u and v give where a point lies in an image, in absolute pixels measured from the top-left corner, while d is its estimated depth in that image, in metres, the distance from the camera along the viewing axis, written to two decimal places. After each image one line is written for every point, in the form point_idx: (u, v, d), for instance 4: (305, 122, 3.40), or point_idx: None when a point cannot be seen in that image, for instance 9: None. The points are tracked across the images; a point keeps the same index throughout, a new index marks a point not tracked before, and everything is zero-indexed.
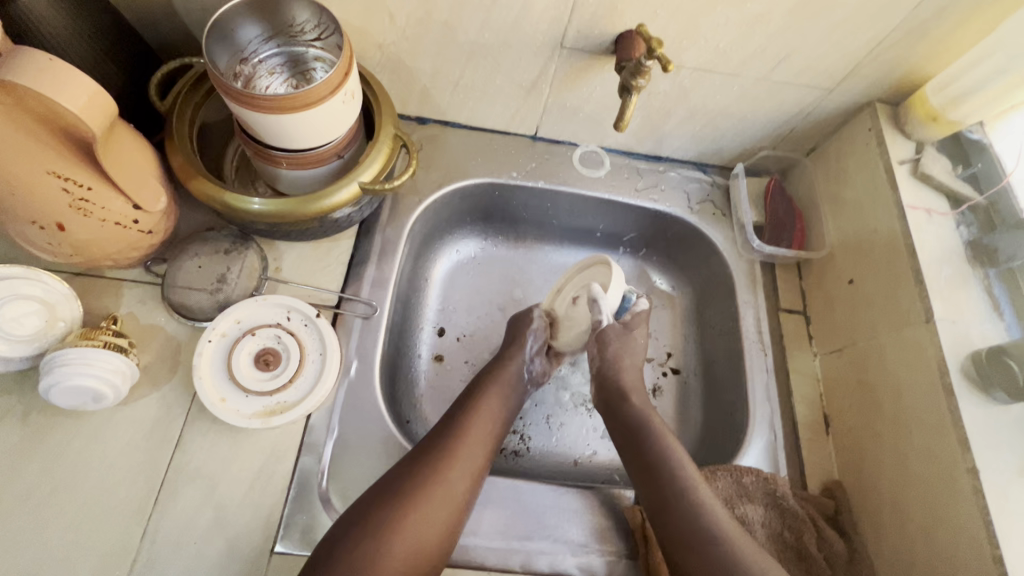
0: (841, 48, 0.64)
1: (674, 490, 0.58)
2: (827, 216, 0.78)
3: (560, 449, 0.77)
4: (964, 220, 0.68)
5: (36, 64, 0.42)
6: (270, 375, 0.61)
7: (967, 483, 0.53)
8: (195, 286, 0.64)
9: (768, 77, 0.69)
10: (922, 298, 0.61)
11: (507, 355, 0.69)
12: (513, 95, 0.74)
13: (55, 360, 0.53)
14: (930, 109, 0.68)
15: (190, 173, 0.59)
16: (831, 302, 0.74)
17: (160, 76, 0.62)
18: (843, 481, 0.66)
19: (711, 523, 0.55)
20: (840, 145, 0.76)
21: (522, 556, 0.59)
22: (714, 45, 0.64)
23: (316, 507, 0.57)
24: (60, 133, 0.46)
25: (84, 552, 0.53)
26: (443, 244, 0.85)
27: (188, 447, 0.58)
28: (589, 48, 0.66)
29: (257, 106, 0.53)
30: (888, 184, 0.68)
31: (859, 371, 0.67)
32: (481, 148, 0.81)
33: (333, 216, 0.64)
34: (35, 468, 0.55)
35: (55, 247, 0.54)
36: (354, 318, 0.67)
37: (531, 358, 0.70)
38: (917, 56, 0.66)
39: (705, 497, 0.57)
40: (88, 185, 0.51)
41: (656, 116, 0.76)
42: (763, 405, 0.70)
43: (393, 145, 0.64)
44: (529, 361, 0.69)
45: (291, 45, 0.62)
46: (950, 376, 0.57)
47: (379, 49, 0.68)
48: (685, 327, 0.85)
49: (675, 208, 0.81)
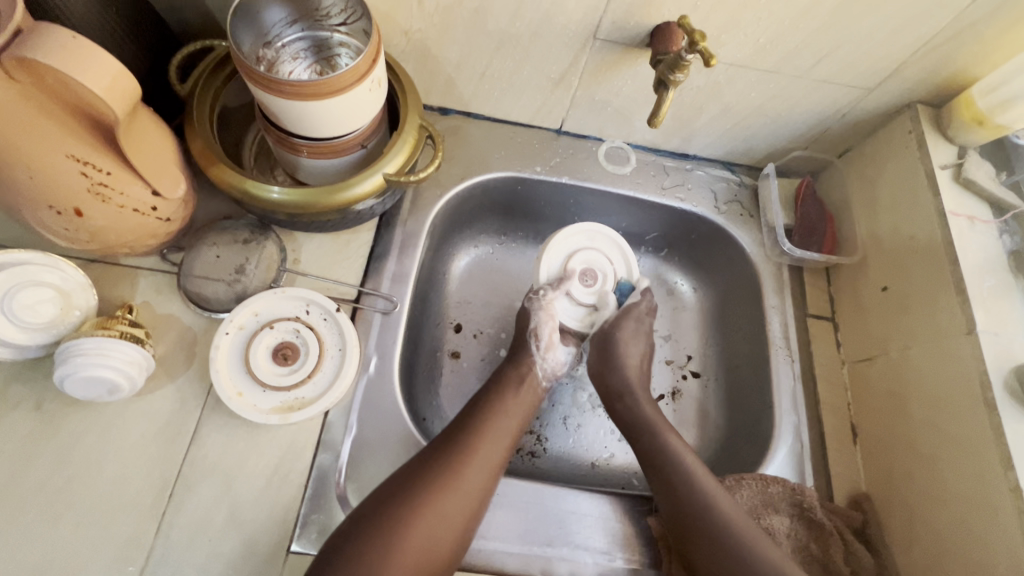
0: (886, 47, 0.62)
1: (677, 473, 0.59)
2: (860, 220, 0.75)
3: (577, 451, 0.75)
4: (1006, 228, 0.65)
5: (56, 41, 0.40)
6: (288, 370, 0.60)
7: (1009, 501, 0.51)
8: (212, 277, 0.63)
9: (807, 76, 0.66)
10: (964, 309, 0.59)
11: (520, 356, 0.67)
12: (540, 87, 0.72)
13: (70, 349, 0.51)
14: (975, 112, 0.65)
15: (210, 159, 0.57)
16: (862, 309, 0.72)
17: (181, 58, 0.59)
18: (871, 495, 0.64)
19: (702, 489, 0.58)
20: (877, 149, 0.74)
21: (542, 562, 0.58)
22: (754, 40, 0.62)
23: (334, 506, 0.56)
24: (78, 114, 0.44)
25: (97, 547, 0.51)
26: (462, 239, 0.83)
27: (203, 442, 0.56)
28: (624, 39, 0.64)
29: (282, 92, 0.51)
30: (929, 189, 0.66)
31: (891, 382, 0.65)
32: (505, 141, 0.79)
33: (355, 208, 0.62)
34: (49, 459, 0.53)
35: (72, 233, 0.52)
36: (373, 313, 0.65)
37: (541, 359, 0.67)
38: (964, 58, 0.63)
39: (692, 465, 0.60)
40: (107, 170, 0.49)
41: (688, 112, 0.73)
42: (790, 413, 0.68)
43: (417, 136, 0.61)
44: (541, 361, 0.67)
45: (316, 29, 0.60)
46: (992, 390, 0.55)
47: (405, 36, 0.65)
48: (707, 330, 0.83)
49: (701, 208, 0.79)
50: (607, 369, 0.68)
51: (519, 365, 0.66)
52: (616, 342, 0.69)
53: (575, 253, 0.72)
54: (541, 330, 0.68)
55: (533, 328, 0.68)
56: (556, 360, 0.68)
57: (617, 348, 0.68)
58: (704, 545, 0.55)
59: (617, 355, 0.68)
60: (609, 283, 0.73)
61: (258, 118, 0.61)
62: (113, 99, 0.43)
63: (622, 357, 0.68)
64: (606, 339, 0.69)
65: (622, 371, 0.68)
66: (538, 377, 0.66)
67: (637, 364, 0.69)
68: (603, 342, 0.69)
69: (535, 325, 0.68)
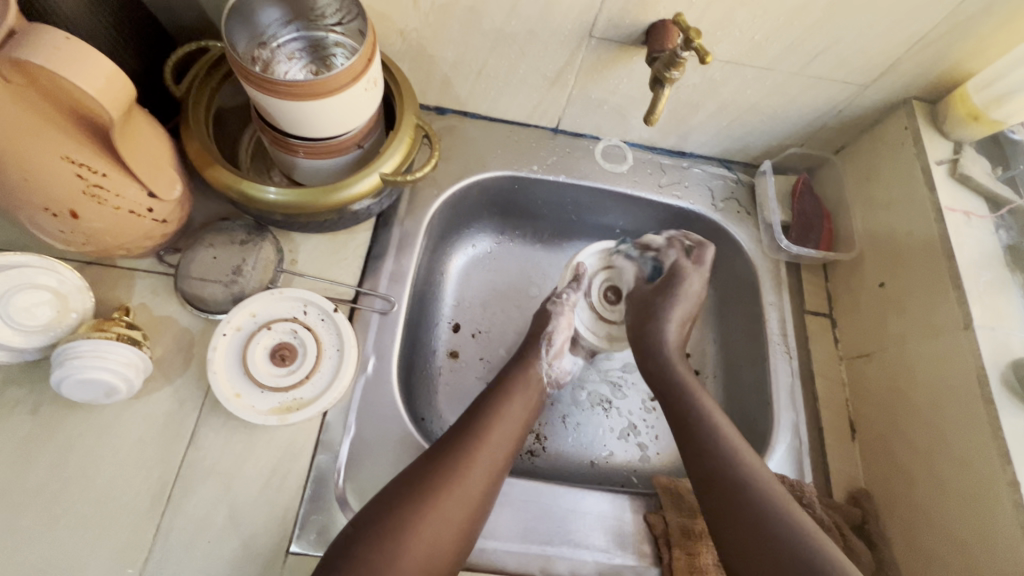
0: (881, 42, 0.62)
1: (715, 446, 0.58)
2: (857, 216, 0.75)
3: (576, 449, 0.75)
4: (1002, 223, 0.66)
5: (49, 43, 0.40)
6: (285, 371, 0.60)
7: (1007, 495, 0.52)
8: (209, 278, 0.62)
9: (803, 72, 0.66)
10: (961, 304, 0.59)
11: (528, 359, 0.67)
12: (537, 86, 0.72)
13: (67, 352, 0.51)
14: (971, 108, 0.65)
15: (207, 160, 0.57)
16: (859, 305, 0.72)
17: (176, 59, 0.59)
18: (870, 490, 0.64)
19: (739, 464, 0.56)
20: (873, 145, 0.74)
21: (542, 561, 0.58)
22: (750, 37, 0.62)
23: (333, 507, 0.56)
24: (72, 116, 0.44)
25: (95, 550, 0.51)
26: (459, 238, 0.83)
27: (201, 444, 0.56)
28: (619, 37, 0.64)
29: (278, 92, 0.51)
30: (925, 185, 0.66)
31: (889, 377, 0.66)
32: (502, 140, 0.79)
33: (352, 208, 0.62)
34: (45, 462, 0.53)
35: (68, 236, 0.52)
36: (371, 313, 0.65)
37: (549, 365, 0.67)
38: (959, 53, 0.63)
39: (736, 442, 0.59)
40: (103, 171, 0.49)
41: (685, 110, 0.73)
42: (788, 409, 0.68)
43: (414, 135, 0.61)
44: (549, 367, 0.67)
45: (312, 29, 0.60)
46: (989, 385, 0.55)
47: (400, 35, 0.65)
48: (706, 327, 0.83)
49: (698, 205, 0.79)
50: (649, 329, 0.68)
51: (526, 367, 0.65)
52: (675, 293, 0.69)
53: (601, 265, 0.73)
54: (552, 334, 0.68)
55: (548, 331, 0.68)
56: (560, 367, 0.69)
57: (674, 297, 0.69)
58: (727, 500, 0.55)
59: (662, 317, 0.68)
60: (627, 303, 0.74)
61: (254, 118, 0.60)
62: (107, 101, 0.43)
63: (667, 321, 0.68)
64: (651, 299, 0.70)
65: (664, 334, 0.67)
66: (542, 381, 0.66)
67: (676, 334, 0.68)
68: (643, 306, 0.70)
69: (552, 328, 0.68)
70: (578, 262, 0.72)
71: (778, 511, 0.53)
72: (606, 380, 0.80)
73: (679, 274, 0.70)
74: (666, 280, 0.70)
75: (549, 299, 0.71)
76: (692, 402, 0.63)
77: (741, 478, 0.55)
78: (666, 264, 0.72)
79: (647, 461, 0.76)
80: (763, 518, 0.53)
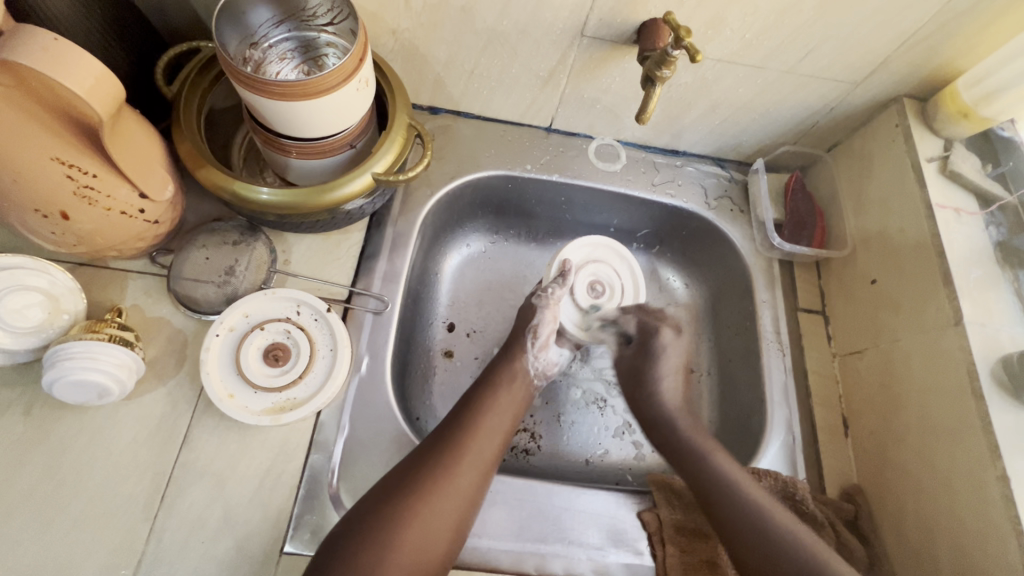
0: (872, 41, 0.62)
1: (716, 483, 0.58)
2: (849, 214, 0.76)
3: (571, 448, 0.75)
4: (992, 220, 0.66)
5: (36, 43, 0.40)
6: (278, 371, 0.60)
7: (997, 490, 0.52)
8: (202, 279, 0.62)
9: (795, 71, 0.67)
10: (951, 301, 0.60)
11: (513, 352, 0.67)
12: (529, 85, 0.72)
13: (59, 353, 0.51)
14: (961, 105, 0.65)
15: (198, 160, 0.57)
16: (852, 302, 0.72)
17: (167, 60, 0.59)
18: (863, 486, 0.65)
19: (751, 503, 0.56)
20: (864, 143, 0.75)
21: (537, 559, 0.58)
22: (741, 36, 0.62)
23: (327, 506, 0.56)
24: (61, 117, 0.44)
25: (89, 551, 0.51)
26: (453, 238, 0.83)
27: (194, 444, 0.56)
28: (611, 36, 0.64)
29: (269, 93, 0.51)
30: (916, 182, 0.67)
31: (881, 373, 0.66)
32: (495, 139, 0.79)
33: (344, 208, 0.62)
34: (38, 464, 0.53)
35: (59, 237, 0.52)
36: (364, 312, 0.65)
37: (535, 358, 0.68)
38: (949, 50, 0.64)
39: (733, 471, 0.59)
40: (93, 172, 0.49)
41: (677, 108, 0.73)
42: (781, 406, 0.68)
43: (406, 135, 0.61)
44: (534, 357, 0.68)
45: (303, 29, 0.60)
46: (979, 380, 0.56)
47: (392, 35, 0.65)
48: (700, 325, 0.83)
49: (691, 204, 0.80)
50: (642, 399, 0.69)
51: (510, 360, 0.66)
52: (656, 355, 0.70)
53: (586, 261, 0.74)
54: (536, 326, 0.69)
55: (533, 324, 0.69)
56: (547, 359, 0.70)
57: (658, 359, 0.70)
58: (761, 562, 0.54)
59: (651, 381, 0.69)
60: (613, 298, 0.75)
61: (246, 119, 0.60)
62: (97, 102, 0.43)
63: (658, 383, 0.69)
64: (636, 368, 0.71)
65: (659, 399, 0.68)
66: (528, 373, 0.66)
67: (673, 391, 0.69)
68: (633, 375, 0.71)
69: (536, 322, 0.69)
70: (563, 258, 0.73)
71: (790, 544, 0.54)
72: (601, 378, 0.80)
73: (653, 337, 0.71)
74: (642, 349, 0.72)
75: (534, 293, 0.72)
76: (696, 452, 0.62)
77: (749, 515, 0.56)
78: (632, 330, 0.73)
79: (642, 459, 0.76)
80: (778, 554, 0.53)
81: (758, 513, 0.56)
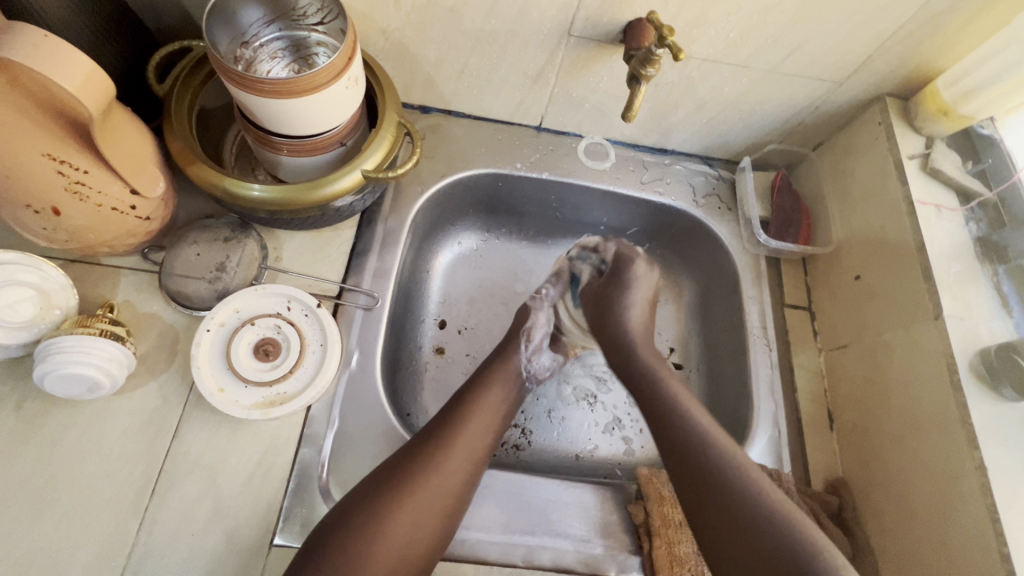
0: (853, 39, 0.63)
1: (689, 438, 0.55)
2: (834, 211, 0.77)
3: (561, 443, 0.76)
4: (973, 216, 0.67)
5: (28, 40, 0.40)
6: (269, 366, 0.60)
7: (974, 479, 0.53)
8: (193, 275, 0.63)
9: (779, 69, 0.68)
10: (932, 295, 0.61)
11: (506, 352, 0.67)
12: (519, 84, 0.73)
13: (50, 347, 0.52)
14: (941, 103, 0.67)
15: (189, 158, 0.58)
16: (837, 298, 0.73)
17: (159, 58, 0.60)
18: (847, 479, 0.66)
19: (719, 454, 0.54)
20: (848, 141, 0.76)
21: (524, 551, 0.58)
22: (725, 36, 0.63)
23: (316, 499, 0.57)
24: (53, 113, 0.45)
25: (80, 544, 0.52)
26: (445, 236, 0.84)
27: (185, 438, 0.57)
28: (597, 36, 0.65)
29: (259, 91, 0.52)
30: (898, 179, 0.68)
31: (865, 367, 0.67)
32: (486, 138, 0.80)
33: (335, 205, 0.63)
34: (29, 458, 0.54)
35: (51, 233, 0.53)
36: (355, 309, 0.66)
37: (529, 359, 0.68)
38: (929, 50, 0.65)
39: (704, 424, 0.57)
40: (84, 169, 0.49)
41: (664, 107, 0.74)
42: (767, 400, 0.69)
43: (396, 133, 0.62)
44: (528, 361, 0.68)
45: (294, 29, 0.61)
46: (959, 373, 0.57)
47: (383, 35, 0.66)
48: (689, 321, 0.84)
49: (679, 201, 0.81)
50: (608, 322, 0.67)
51: (506, 361, 0.66)
52: (626, 285, 0.68)
53: (584, 267, 0.77)
54: (531, 326, 0.70)
55: (527, 326, 0.70)
56: (540, 363, 0.70)
57: (629, 285, 0.68)
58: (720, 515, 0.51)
59: (621, 306, 0.67)
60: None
61: (237, 117, 0.61)
62: (87, 99, 0.43)
63: (625, 309, 0.66)
64: (608, 293, 0.68)
65: (626, 322, 0.66)
66: (521, 373, 0.66)
67: (638, 321, 0.67)
68: (597, 304, 0.69)
69: (531, 324, 0.70)
70: (559, 263, 0.76)
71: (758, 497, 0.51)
72: (591, 374, 0.81)
73: (624, 261, 0.70)
74: (613, 273, 0.70)
75: (531, 298, 0.74)
76: (669, 400, 0.59)
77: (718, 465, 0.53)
78: (608, 257, 0.73)
79: (631, 454, 0.77)
80: (747, 516, 0.50)
81: (727, 475, 0.52)
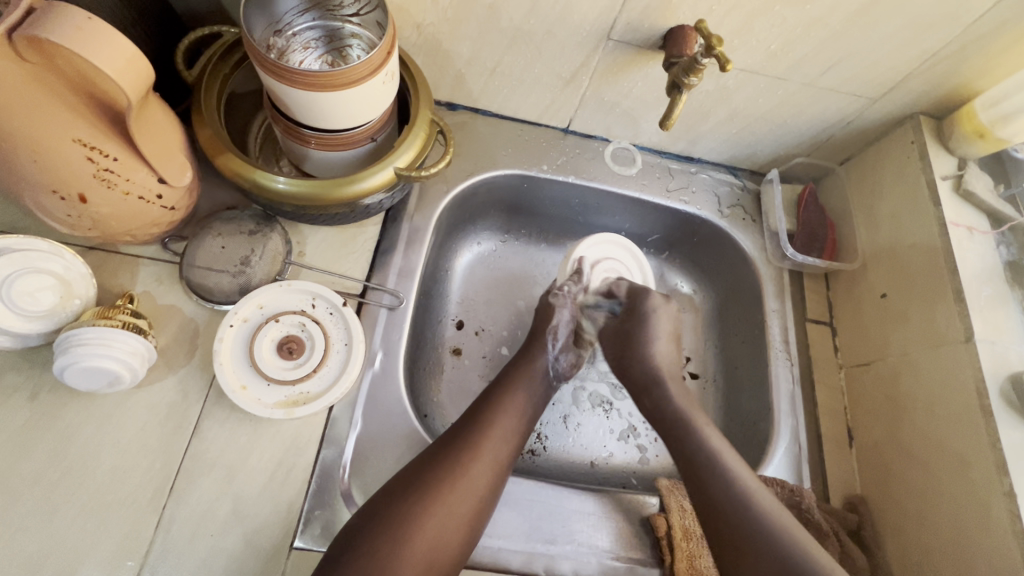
0: (894, 57, 0.63)
1: (716, 483, 0.55)
2: (860, 227, 0.77)
3: (577, 450, 0.75)
4: (1003, 239, 0.67)
5: (70, 22, 0.39)
6: (292, 364, 0.59)
7: (1003, 506, 0.53)
8: (215, 267, 0.61)
9: (815, 83, 0.67)
10: (963, 317, 0.61)
11: (532, 352, 0.66)
12: (551, 85, 0.72)
13: (71, 339, 0.50)
14: (977, 125, 0.66)
15: (218, 148, 0.56)
16: (861, 315, 0.73)
17: (188, 43, 0.58)
18: (867, 497, 0.66)
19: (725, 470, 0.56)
20: (877, 158, 0.76)
21: (546, 560, 0.58)
22: (766, 47, 0.62)
23: (338, 503, 0.55)
24: (87, 98, 0.43)
25: (95, 541, 0.50)
26: (465, 236, 0.82)
27: (205, 436, 0.55)
28: (636, 41, 0.64)
29: (294, 82, 0.50)
30: (931, 199, 0.68)
31: (889, 386, 0.67)
32: (513, 138, 0.79)
33: (364, 202, 0.61)
34: (44, 451, 0.52)
35: (75, 220, 0.51)
36: (379, 308, 0.65)
37: (556, 358, 0.67)
38: (968, 71, 0.64)
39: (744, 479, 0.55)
40: (114, 156, 0.48)
41: (697, 116, 0.74)
42: (788, 414, 0.69)
43: (429, 131, 0.61)
44: (554, 359, 0.67)
45: (328, 18, 0.59)
46: (988, 398, 0.57)
47: (417, 29, 0.65)
48: (707, 331, 0.84)
49: (704, 211, 0.80)
50: (633, 359, 0.66)
51: (531, 359, 0.65)
52: (645, 320, 0.67)
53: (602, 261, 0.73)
54: (558, 327, 0.68)
55: (551, 325, 0.68)
56: (566, 361, 0.69)
57: (648, 322, 0.67)
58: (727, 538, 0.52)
59: (644, 342, 0.66)
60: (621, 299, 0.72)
61: (266, 107, 0.59)
62: (127, 83, 0.42)
63: (649, 345, 0.66)
64: (626, 331, 0.68)
65: (652, 360, 0.66)
66: (547, 372, 0.66)
67: (664, 354, 0.67)
68: (618, 338, 0.68)
69: (555, 322, 0.68)
70: (578, 256, 0.72)
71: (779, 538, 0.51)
72: (606, 380, 0.80)
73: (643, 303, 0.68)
74: (634, 313, 0.68)
75: (549, 293, 0.71)
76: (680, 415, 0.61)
77: (759, 533, 0.51)
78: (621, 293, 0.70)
79: (645, 463, 0.77)
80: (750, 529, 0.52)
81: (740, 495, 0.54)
